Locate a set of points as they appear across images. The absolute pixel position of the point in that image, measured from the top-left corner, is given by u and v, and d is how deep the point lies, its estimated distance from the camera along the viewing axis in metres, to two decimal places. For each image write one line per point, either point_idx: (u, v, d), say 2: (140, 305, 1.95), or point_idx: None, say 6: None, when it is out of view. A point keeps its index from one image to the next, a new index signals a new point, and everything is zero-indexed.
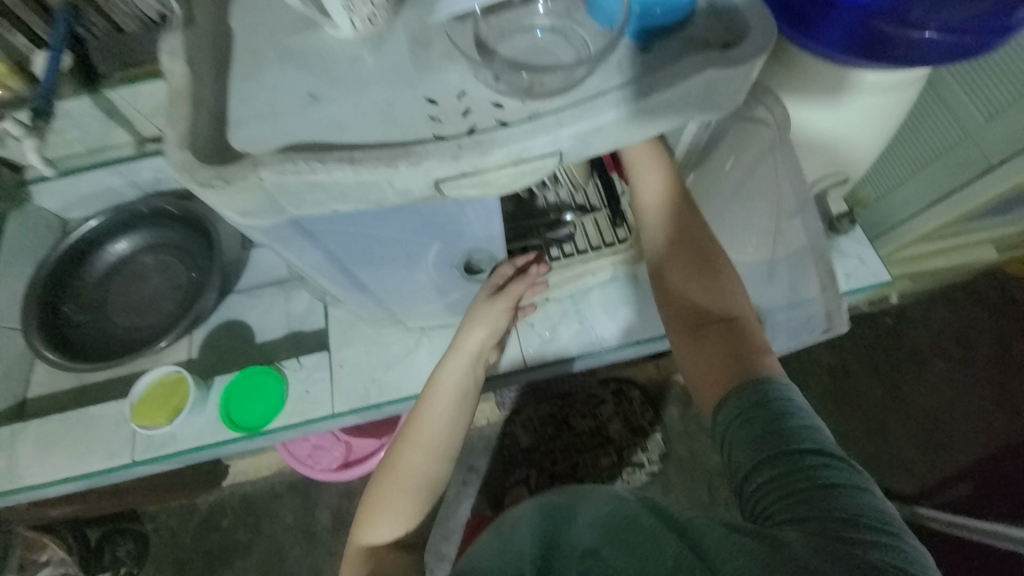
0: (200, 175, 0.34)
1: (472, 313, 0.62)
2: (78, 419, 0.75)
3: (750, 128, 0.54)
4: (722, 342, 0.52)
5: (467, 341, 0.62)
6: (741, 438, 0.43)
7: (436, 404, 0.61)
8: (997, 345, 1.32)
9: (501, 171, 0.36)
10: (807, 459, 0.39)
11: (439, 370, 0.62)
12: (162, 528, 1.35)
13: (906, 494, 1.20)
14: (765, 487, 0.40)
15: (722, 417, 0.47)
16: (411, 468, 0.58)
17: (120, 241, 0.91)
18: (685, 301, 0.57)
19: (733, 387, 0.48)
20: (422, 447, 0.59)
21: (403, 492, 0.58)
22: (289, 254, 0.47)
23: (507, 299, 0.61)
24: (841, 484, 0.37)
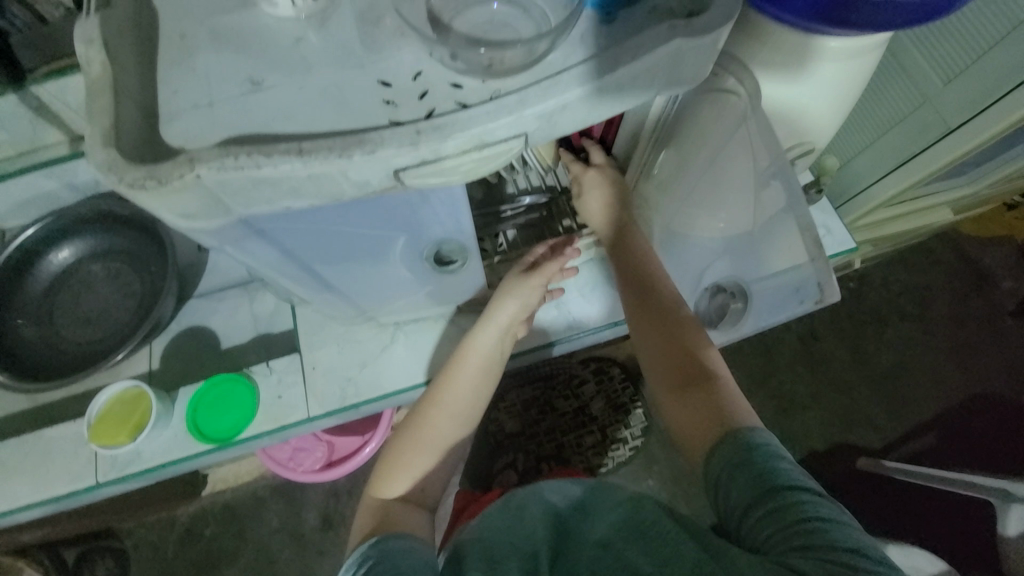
0: (129, 175, 0.31)
1: (504, 286, 0.63)
2: (32, 443, 0.70)
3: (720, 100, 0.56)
4: (707, 401, 0.52)
5: (497, 313, 0.62)
6: (737, 486, 0.44)
7: (461, 375, 0.62)
8: (953, 302, 1.38)
9: (465, 157, 0.34)
10: (796, 495, 0.41)
11: (466, 343, 0.63)
12: (141, 544, 1.30)
13: (874, 449, 1.26)
14: (763, 523, 0.41)
15: (713, 463, 0.47)
16: (437, 433, 0.62)
17: (62, 249, 0.84)
18: (668, 357, 0.57)
19: (724, 434, 0.48)
20: (447, 413, 0.62)
21: (420, 451, 0.61)
22: (243, 255, 0.44)
23: (541, 278, 0.62)
24: (830, 518, 0.39)
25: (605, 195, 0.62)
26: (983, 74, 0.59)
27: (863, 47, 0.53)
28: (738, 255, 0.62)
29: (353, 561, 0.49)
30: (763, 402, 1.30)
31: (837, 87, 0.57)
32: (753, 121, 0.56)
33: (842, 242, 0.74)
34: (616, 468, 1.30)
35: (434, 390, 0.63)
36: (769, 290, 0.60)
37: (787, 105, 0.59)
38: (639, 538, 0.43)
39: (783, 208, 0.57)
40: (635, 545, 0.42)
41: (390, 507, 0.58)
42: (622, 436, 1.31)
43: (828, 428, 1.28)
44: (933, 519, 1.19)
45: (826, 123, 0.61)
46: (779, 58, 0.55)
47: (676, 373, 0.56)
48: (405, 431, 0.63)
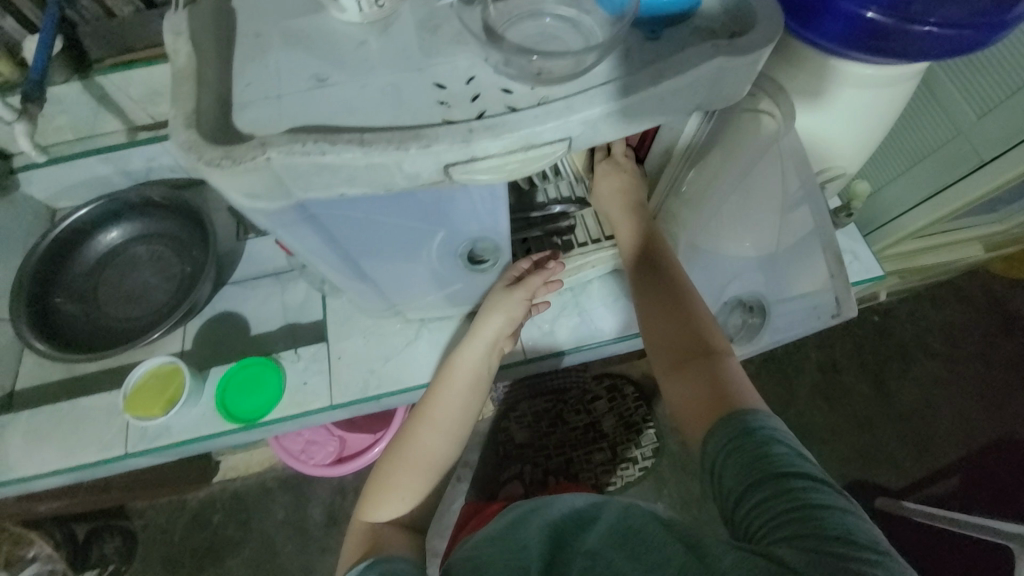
0: (208, 154, 0.34)
1: (489, 301, 0.65)
2: (69, 411, 0.73)
3: (750, 118, 0.58)
4: (707, 380, 0.54)
5: (484, 327, 0.64)
6: (730, 468, 0.45)
7: (452, 387, 0.64)
8: (981, 341, 1.35)
9: (511, 156, 0.37)
10: (794, 481, 0.41)
11: (456, 354, 0.65)
12: (150, 526, 1.33)
13: (892, 489, 1.23)
14: (756, 509, 0.41)
15: (709, 446, 0.49)
16: (425, 449, 0.63)
17: (111, 231, 0.89)
18: (672, 340, 0.59)
19: (721, 416, 0.50)
20: (438, 427, 0.63)
21: (412, 472, 0.63)
22: (292, 239, 0.46)
23: (525, 291, 0.63)
24: (825, 505, 0.40)
25: (620, 183, 0.63)
26: (1016, 110, 0.59)
27: (898, 76, 0.54)
28: (773, 271, 0.62)
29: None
30: None
31: (870, 113, 0.58)
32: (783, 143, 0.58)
33: (869, 268, 0.74)
34: (624, 487, 1.29)
35: (423, 406, 0.65)
36: (790, 308, 0.61)
37: (820, 127, 0.60)
38: (628, 547, 0.42)
39: (812, 228, 0.57)
40: (624, 554, 0.42)
41: (381, 531, 0.60)
42: (631, 455, 1.30)
43: (845, 462, 1.25)
44: (953, 566, 1.15)
45: (856, 150, 0.63)
46: (814, 83, 0.56)
47: (680, 356, 0.57)
48: (395, 445, 0.65)
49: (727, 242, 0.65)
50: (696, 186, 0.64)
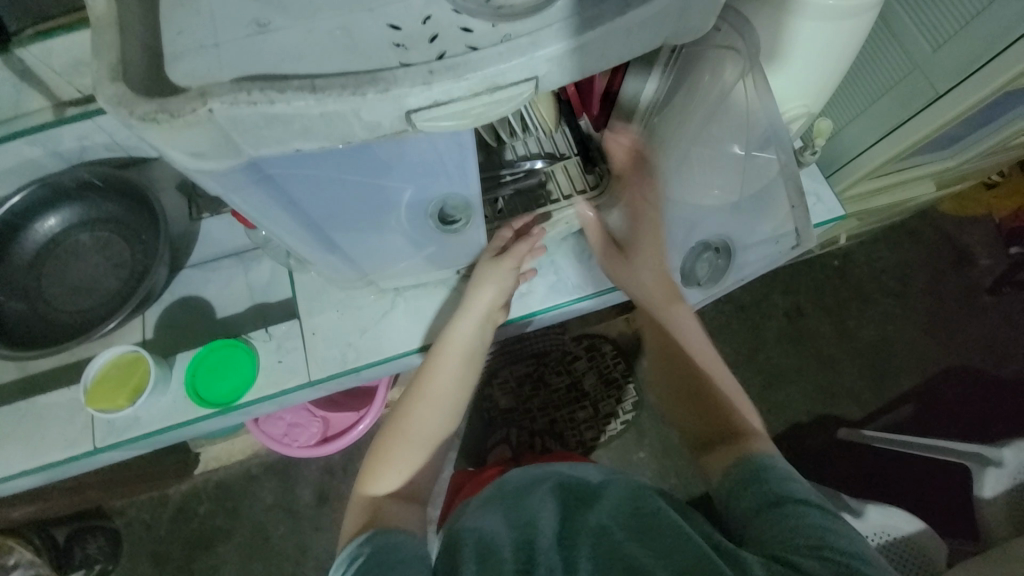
0: (140, 108, 0.31)
1: (478, 275, 0.65)
2: (26, 411, 0.69)
3: (716, 57, 0.57)
4: (730, 440, 0.60)
5: (475, 302, 0.65)
6: (746, 497, 0.52)
7: (444, 364, 0.64)
8: (931, 278, 1.43)
9: (476, 100, 0.35)
10: (801, 507, 0.49)
11: (448, 331, 0.65)
12: (134, 522, 1.30)
13: (855, 420, 1.31)
14: (771, 527, 0.48)
15: (728, 484, 0.55)
16: (422, 423, 0.63)
17: (48, 218, 0.82)
18: (702, 421, 0.64)
19: (740, 457, 0.56)
20: (430, 402, 0.63)
21: (411, 447, 0.63)
22: (248, 207, 0.44)
23: (512, 261, 0.64)
24: (828, 529, 0.46)
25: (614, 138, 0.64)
26: (972, 40, 0.61)
27: (858, 7, 0.53)
28: (738, 216, 0.65)
29: (349, 553, 0.52)
30: (750, 376, 1.34)
31: (832, 50, 0.58)
32: (755, 73, 0.58)
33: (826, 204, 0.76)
34: (608, 441, 1.33)
35: (417, 383, 0.64)
36: (756, 254, 0.67)
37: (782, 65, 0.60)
38: (640, 528, 0.47)
39: (777, 171, 0.64)
40: (633, 533, 0.47)
41: (382, 504, 0.59)
42: (614, 410, 1.34)
43: (811, 400, 1.33)
44: (909, 484, 1.25)
45: (819, 89, 0.63)
46: (774, 21, 0.56)
47: (711, 433, 0.63)
48: (391, 422, 0.64)
49: (695, 188, 0.65)
50: (662, 128, 0.64)
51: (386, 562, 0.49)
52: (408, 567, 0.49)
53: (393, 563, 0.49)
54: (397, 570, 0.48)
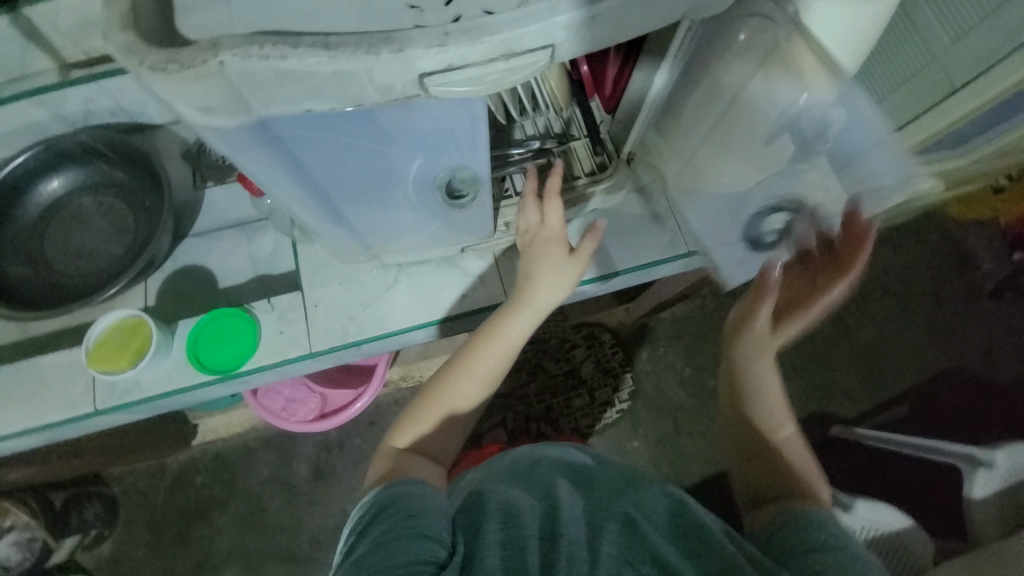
0: (150, 57, 0.31)
1: (546, 267, 0.62)
2: (28, 371, 0.70)
3: (746, 24, 0.52)
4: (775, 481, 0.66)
5: (539, 297, 0.62)
6: (795, 535, 0.53)
7: (495, 348, 0.63)
8: (933, 281, 1.43)
9: (491, 66, 0.34)
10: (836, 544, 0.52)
11: (509, 317, 0.63)
12: (132, 490, 1.32)
13: (849, 418, 1.32)
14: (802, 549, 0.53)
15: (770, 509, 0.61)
16: (463, 395, 0.63)
17: (52, 181, 0.81)
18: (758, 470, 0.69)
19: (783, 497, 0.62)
20: (476, 377, 0.63)
21: (447, 414, 0.64)
22: (256, 169, 0.44)
23: (580, 261, 0.63)
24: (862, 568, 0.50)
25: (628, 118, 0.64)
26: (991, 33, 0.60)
27: None
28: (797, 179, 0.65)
29: (374, 498, 0.54)
30: None
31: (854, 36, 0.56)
32: (774, 49, 0.53)
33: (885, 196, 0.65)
34: (603, 429, 1.34)
35: (465, 354, 0.64)
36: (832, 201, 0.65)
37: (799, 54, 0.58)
38: (680, 519, 0.53)
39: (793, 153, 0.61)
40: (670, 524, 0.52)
41: (405, 458, 0.61)
42: (611, 399, 1.34)
43: (806, 396, 1.34)
44: (902, 484, 1.26)
45: None
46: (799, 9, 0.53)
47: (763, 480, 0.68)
48: (433, 384, 0.65)
49: (716, 172, 0.65)
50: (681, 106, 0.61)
51: (409, 510, 0.51)
52: (430, 516, 0.51)
53: (416, 512, 0.51)
54: (419, 518, 0.50)
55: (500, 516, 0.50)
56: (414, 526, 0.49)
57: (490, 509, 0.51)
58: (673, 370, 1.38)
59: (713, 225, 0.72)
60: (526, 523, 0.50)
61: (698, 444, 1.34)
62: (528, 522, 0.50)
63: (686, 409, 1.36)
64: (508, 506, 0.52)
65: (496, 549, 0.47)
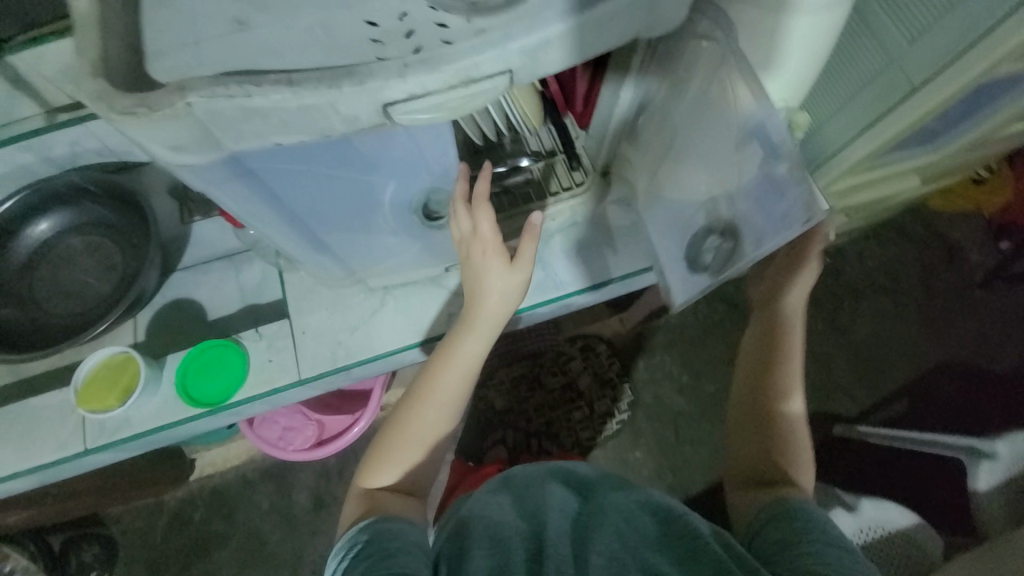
0: (119, 103, 0.32)
1: (484, 276, 0.56)
2: (18, 413, 0.70)
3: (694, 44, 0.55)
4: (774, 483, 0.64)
5: (482, 313, 0.57)
6: (780, 530, 0.55)
7: (447, 372, 0.60)
8: (922, 274, 1.44)
9: (451, 93, 0.36)
10: (803, 523, 0.55)
11: (456, 340, 0.59)
12: (129, 530, 1.30)
13: (849, 416, 1.32)
14: (772, 535, 0.56)
15: (754, 509, 0.61)
16: (425, 423, 0.61)
17: (40, 223, 0.82)
18: (749, 463, 0.68)
19: (772, 500, 0.60)
20: (433, 404, 0.60)
21: (415, 448, 0.62)
22: (234, 204, 0.45)
23: (524, 267, 0.56)
24: (830, 543, 0.52)
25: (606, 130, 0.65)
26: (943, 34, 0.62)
27: None
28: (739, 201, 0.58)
29: (351, 536, 0.54)
30: None
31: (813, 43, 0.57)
32: (730, 62, 0.53)
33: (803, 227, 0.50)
34: (604, 441, 1.33)
35: (421, 383, 0.61)
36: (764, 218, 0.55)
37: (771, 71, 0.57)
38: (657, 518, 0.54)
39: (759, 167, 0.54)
40: (644, 519, 0.54)
41: (379, 496, 0.60)
42: (611, 410, 1.34)
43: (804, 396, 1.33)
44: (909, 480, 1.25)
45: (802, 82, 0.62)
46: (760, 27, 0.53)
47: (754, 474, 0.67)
48: (395, 417, 0.63)
49: (682, 186, 0.64)
50: (654, 118, 0.65)
51: (385, 548, 0.51)
52: (406, 554, 0.50)
53: (393, 550, 0.51)
54: (396, 556, 0.50)
55: (486, 543, 0.51)
56: (391, 564, 0.49)
57: (479, 539, 0.52)
58: (671, 378, 1.38)
59: (668, 241, 0.67)
60: (512, 546, 0.50)
61: (700, 451, 1.33)
62: (516, 545, 0.50)
63: (685, 416, 1.35)
64: (494, 532, 0.53)
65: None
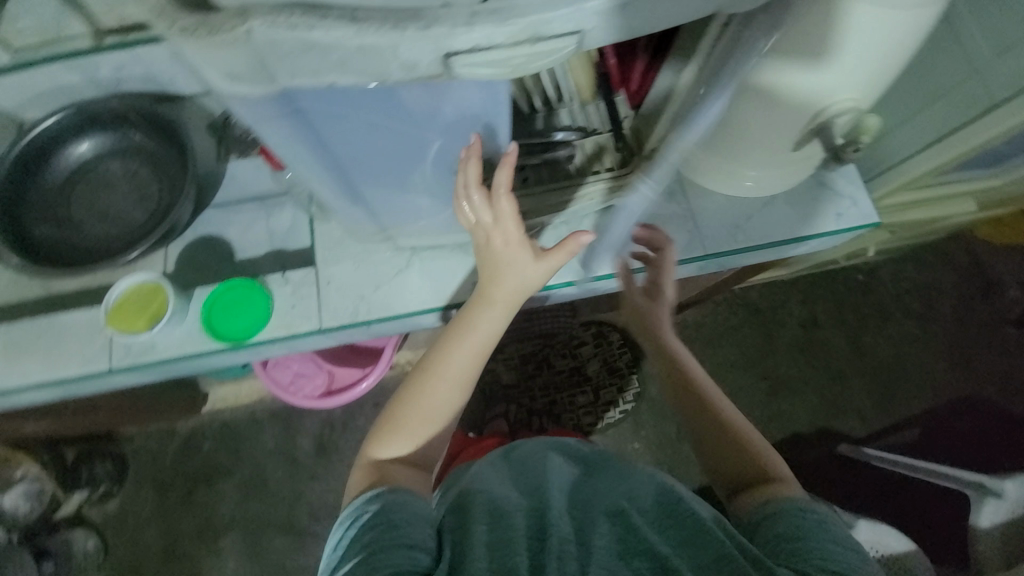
0: (180, 21, 0.31)
1: (510, 261, 0.55)
2: (49, 325, 0.72)
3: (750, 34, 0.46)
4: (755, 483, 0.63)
5: (499, 294, 0.57)
6: (780, 525, 0.54)
7: (458, 349, 0.59)
8: (956, 304, 1.38)
9: (518, 49, 0.34)
10: (799, 517, 0.55)
11: (470, 319, 0.58)
12: (141, 450, 1.36)
13: (857, 437, 1.30)
14: (770, 531, 0.54)
15: (750, 511, 0.59)
16: (435, 399, 0.60)
17: (81, 143, 0.83)
18: (726, 464, 0.67)
19: (766, 498, 0.59)
20: (442, 379, 0.60)
21: (425, 423, 0.61)
22: (279, 142, 0.44)
23: (559, 258, 0.55)
24: (827, 539, 0.52)
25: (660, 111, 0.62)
26: None
27: None
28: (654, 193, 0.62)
29: (356, 506, 0.53)
30: (754, 380, 1.33)
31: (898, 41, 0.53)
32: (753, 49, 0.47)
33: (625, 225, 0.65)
34: (605, 428, 1.34)
35: (430, 359, 0.61)
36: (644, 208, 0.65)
37: (827, 60, 0.52)
38: (669, 516, 0.52)
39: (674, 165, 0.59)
40: (651, 514, 0.53)
41: (388, 467, 0.59)
42: (615, 399, 1.34)
43: (814, 411, 1.31)
44: (910, 509, 1.22)
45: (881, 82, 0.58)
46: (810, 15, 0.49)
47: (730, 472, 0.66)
48: (403, 392, 0.62)
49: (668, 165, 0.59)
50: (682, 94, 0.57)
51: (389, 520, 0.50)
52: (413, 526, 0.50)
53: (397, 522, 0.50)
54: (401, 529, 0.49)
55: (488, 519, 0.51)
56: (395, 537, 0.48)
57: (479, 512, 0.52)
58: None
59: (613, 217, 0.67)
60: (514, 523, 0.50)
61: None
62: (518, 522, 0.50)
63: None
64: (495, 509, 0.52)
65: (483, 551, 0.47)
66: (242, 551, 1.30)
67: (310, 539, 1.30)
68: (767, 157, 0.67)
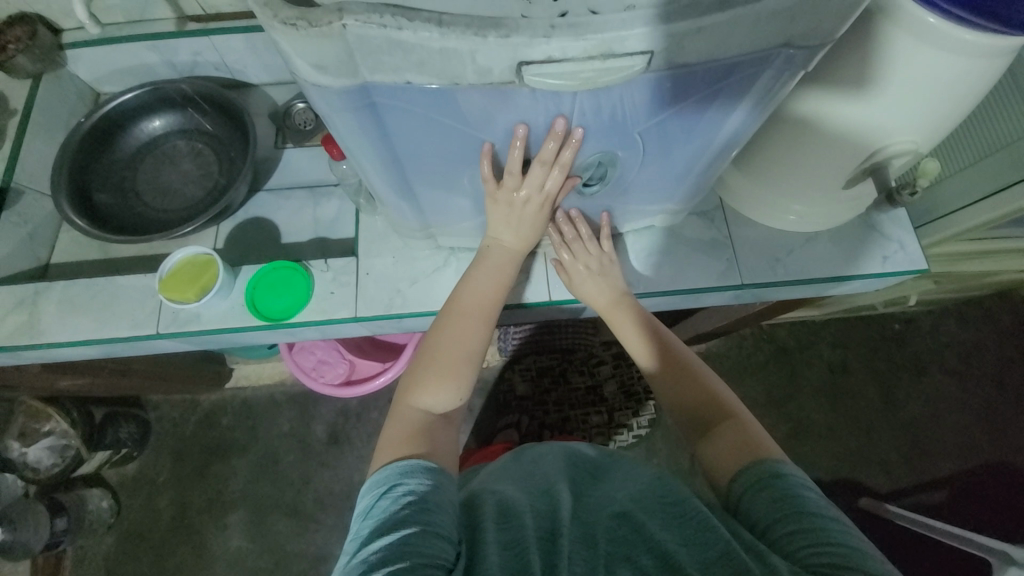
0: (284, 14, 0.34)
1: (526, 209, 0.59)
2: (104, 287, 0.76)
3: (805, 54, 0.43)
4: (733, 435, 0.57)
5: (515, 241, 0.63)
6: (763, 501, 0.49)
7: (470, 286, 0.64)
8: (998, 365, 1.32)
9: (589, 64, 0.37)
10: (786, 489, 0.48)
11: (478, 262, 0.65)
12: (164, 419, 1.40)
13: (880, 492, 1.24)
14: (758, 509, 0.49)
15: (736, 485, 0.52)
16: (456, 346, 0.62)
17: (154, 120, 0.88)
18: (695, 410, 0.62)
19: (751, 460, 0.53)
20: (459, 315, 0.63)
21: (448, 370, 0.61)
22: (347, 133, 0.47)
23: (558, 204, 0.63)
24: (823, 515, 0.46)
25: None
26: None
27: (995, 50, 0.47)
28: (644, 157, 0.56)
29: (391, 476, 0.51)
30: (775, 420, 1.29)
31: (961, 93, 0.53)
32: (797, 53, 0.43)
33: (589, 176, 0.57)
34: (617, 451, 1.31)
35: (450, 305, 0.65)
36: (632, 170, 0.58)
37: (873, 91, 0.51)
38: (679, 521, 0.50)
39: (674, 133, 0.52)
40: (654, 515, 0.51)
41: (421, 417, 0.58)
42: (628, 422, 1.31)
43: (836, 460, 1.27)
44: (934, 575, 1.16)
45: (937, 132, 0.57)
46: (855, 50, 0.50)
47: (701, 423, 0.61)
48: (427, 346, 0.63)
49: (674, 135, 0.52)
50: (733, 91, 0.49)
51: (424, 503, 0.48)
52: (442, 511, 0.47)
53: (431, 505, 0.48)
54: (431, 512, 0.47)
55: (498, 517, 0.50)
56: (426, 519, 0.46)
57: (489, 508, 0.51)
58: None
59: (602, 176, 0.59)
60: (525, 523, 0.48)
61: None
62: (530, 521, 0.49)
63: None
64: (505, 506, 0.51)
65: (495, 547, 0.45)
66: (247, 528, 1.32)
67: (313, 525, 1.31)
68: (816, 194, 0.66)
